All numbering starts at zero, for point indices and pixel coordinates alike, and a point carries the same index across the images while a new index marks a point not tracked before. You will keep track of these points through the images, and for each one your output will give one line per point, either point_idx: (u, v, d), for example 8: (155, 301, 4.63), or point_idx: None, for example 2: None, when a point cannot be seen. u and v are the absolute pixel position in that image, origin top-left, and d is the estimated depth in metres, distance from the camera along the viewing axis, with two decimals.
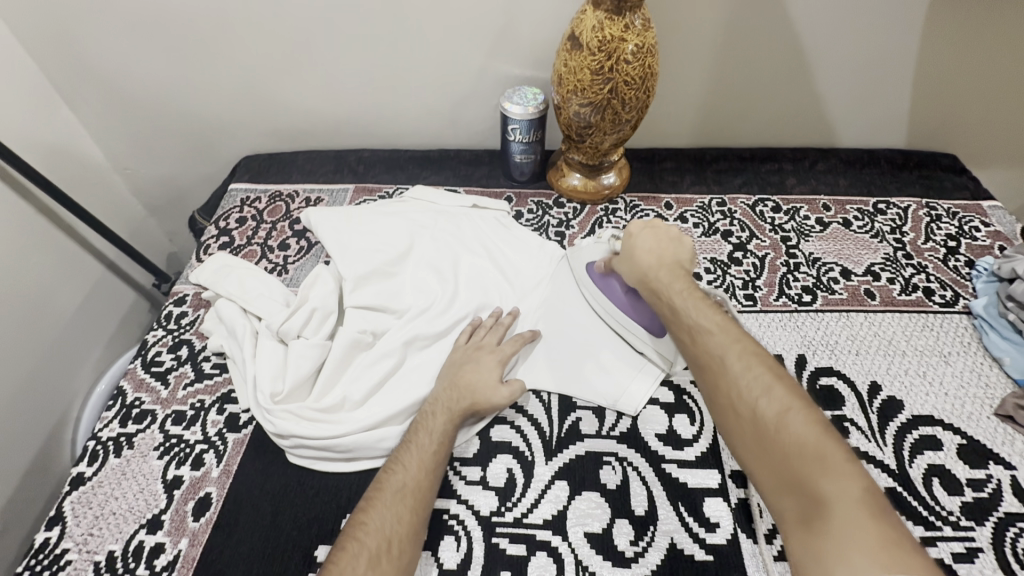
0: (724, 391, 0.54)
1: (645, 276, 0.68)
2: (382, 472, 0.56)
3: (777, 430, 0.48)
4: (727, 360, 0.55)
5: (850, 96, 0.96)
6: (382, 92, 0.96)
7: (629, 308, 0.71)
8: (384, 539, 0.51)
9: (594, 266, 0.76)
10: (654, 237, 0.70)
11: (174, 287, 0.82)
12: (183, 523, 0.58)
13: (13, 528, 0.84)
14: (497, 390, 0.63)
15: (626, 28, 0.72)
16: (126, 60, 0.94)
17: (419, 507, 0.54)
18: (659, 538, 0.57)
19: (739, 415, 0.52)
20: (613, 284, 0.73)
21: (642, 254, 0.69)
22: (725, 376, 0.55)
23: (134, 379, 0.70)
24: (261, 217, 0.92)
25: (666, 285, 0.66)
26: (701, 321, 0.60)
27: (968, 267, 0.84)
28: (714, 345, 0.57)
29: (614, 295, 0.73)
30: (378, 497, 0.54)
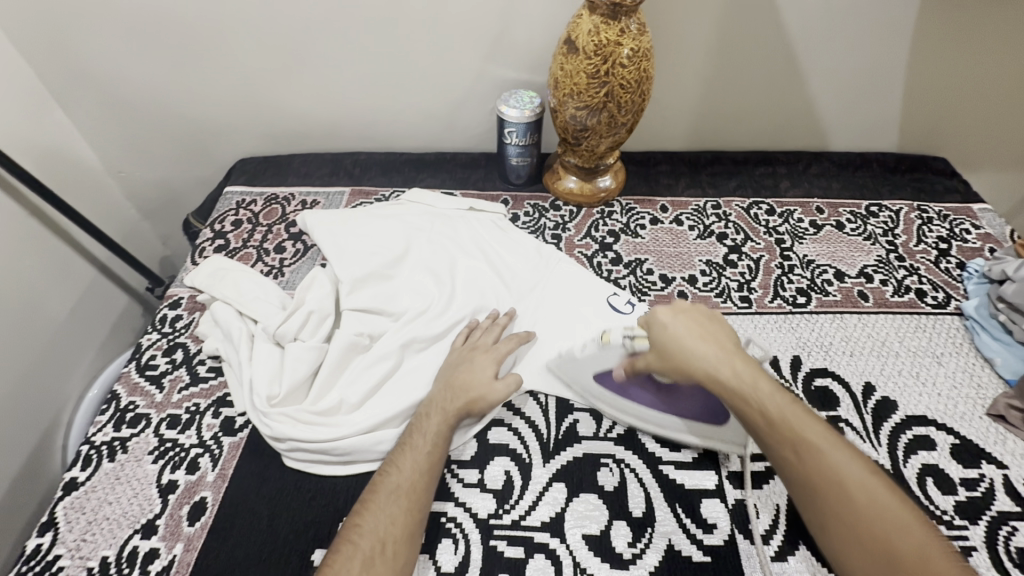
0: (852, 518, 0.46)
1: (708, 371, 0.57)
2: (379, 473, 0.56)
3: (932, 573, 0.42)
4: (847, 477, 0.48)
5: (842, 100, 0.98)
6: (378, 95, 0.97)
7: (669, 409, 0.65)
8: (380, 539, 0.51)
9: (611, 375, 0.67)
10: (695, 325, 0.61)
11: (169, 290, 0.81)
12: (178, 528, 0.57)
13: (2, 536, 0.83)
14: (494, 389, 0.63)
15: (622, 32, 0.72)
16: (121, 64, 0.93)
17: (415, 507, 0.54)
18: (656, 540, 0.57)
19: (867, 542, 0.45)
20: (640, 390, 0.66)
21: (695, 344, 0.59)
22: (849, 497, 0.47)
23: (128, 382, 0.69)
24: (257, 220, 0.92)
25: (737, 375, 0.55)
26: (802, 427, 0.51)
27: (959, 269, 0.85)
28: (824, 458, 0.49)
29: (647, 402, 0.65)
30: (374, 499, 0.54)
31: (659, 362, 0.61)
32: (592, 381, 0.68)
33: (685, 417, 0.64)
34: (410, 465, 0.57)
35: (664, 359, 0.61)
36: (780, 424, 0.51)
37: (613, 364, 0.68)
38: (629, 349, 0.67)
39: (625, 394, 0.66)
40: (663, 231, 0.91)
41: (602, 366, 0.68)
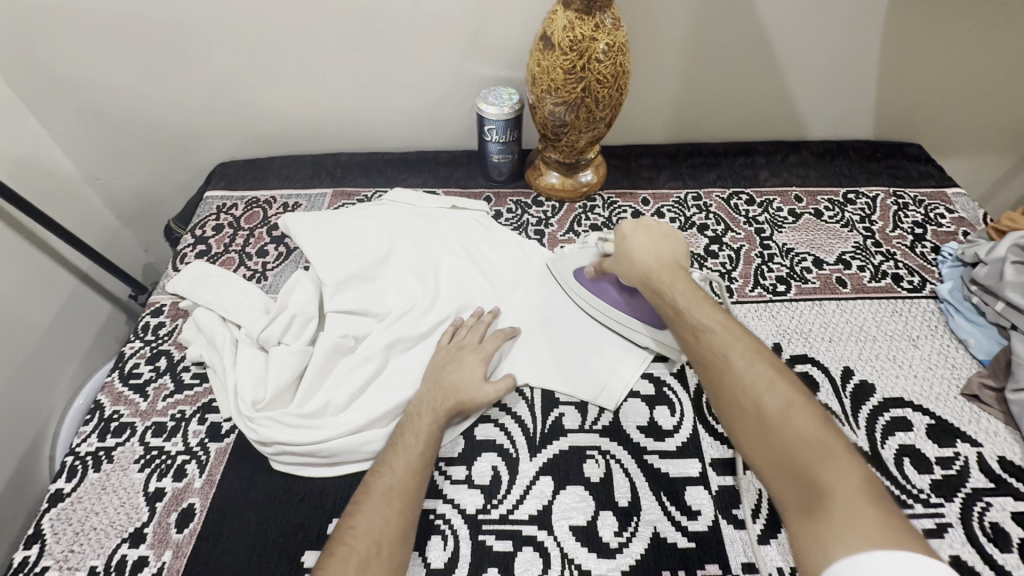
0: (730, 395, 0.51)
1: (642, 273, 0.65)
2: (370, 476, 0.56)
3: (781, 431, 0.46)
4: (732, 360, 0.52)
5: (819, 88, 0.99)
6: (356, 95, 0.96)
7: (628, 309, 0.71)
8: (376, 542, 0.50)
9: (585, 272, 0.75)
10: (647, 237, 0.68)
11: (150, 297, 0.80)
12: (166, 535, 0.57)
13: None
14: (483, 389, 0.64)
15: (597, 27, 0.73)
16: (94, 69, 0.92)
17: (407, 508, 0.54)
18: (642, 528, 0.58)
19: (744, 411, 0.49)
20: (607, 287, 0.72)
21: (640, 251, 0.67)
22: (732, 378, 0.51)
23: (111, 392, 0.69)
24: (238, 224, 0.91)
25: (664, 281, 0.63)
26: (703, 317, 0.56)
27: (934, 253, 0.87)
28: (717, 346, 0.53)
29: (612, 300, 0.72)
30: (365, 501, 0.54)
31: (614, 261, 0.70)
32: (569, 279, 0.76)
33: (642, 320, 0.70)
34: (402, 467, 0.56)
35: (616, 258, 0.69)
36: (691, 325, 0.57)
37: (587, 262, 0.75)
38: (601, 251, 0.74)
39: (593, 288, 0.74)
40: None
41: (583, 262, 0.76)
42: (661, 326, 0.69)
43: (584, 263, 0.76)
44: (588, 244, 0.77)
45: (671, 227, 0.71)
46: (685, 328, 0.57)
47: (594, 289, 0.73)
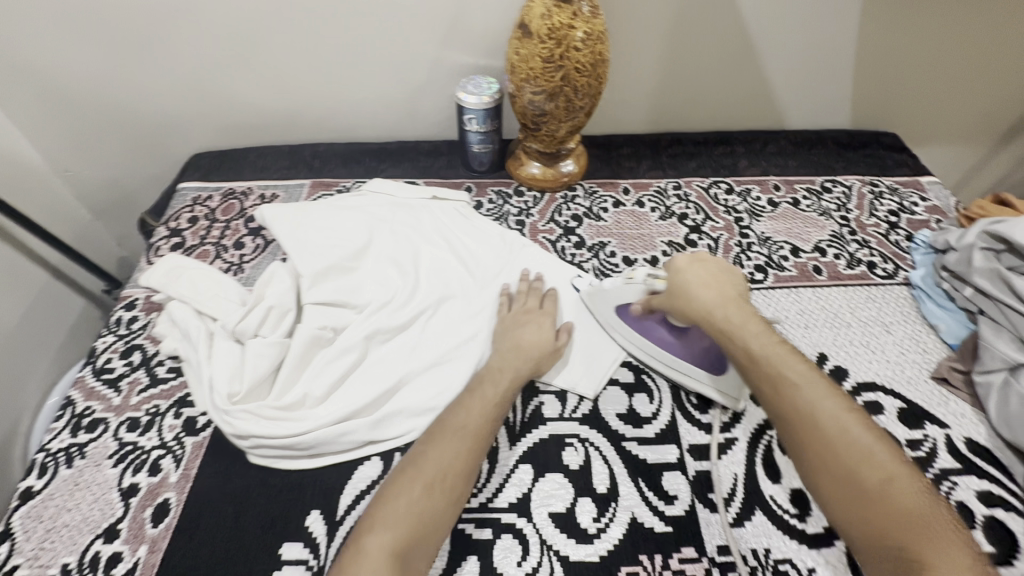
0: (822, 454, 0.50)
1: (705, 311, 0.63)
2: (449, 412, 0.60)
3: (885, 501, 0.46)
4: (825, 418, 0.51)
5: (796, 78, 0.99)
6: (333, 83, 0.95)
7: (679, 351, 0.68)
8: (443, 475, 0.54)
9: (630, 310, 0.72)
10: (705, 271, 0.66)
11: (123, 291, 0.79)
12: (142, 530, 0.56)
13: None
14: (553, 348, 0.69)
15: (574, 15, 0.72)
16: (59, 54, 0.89)
17: (478, 449, 0.58)
18: (620, 514, 0.59)
19: (836, 477, 0.49)
20: (654, 327, 0.70)
21: (699, 286, 0.64)
22: (829, 439, 0.50)
23: (83, 387, 0.67)
24: (214, 216, 0.90)
25: (734, 321, 0.61)
26: (786, 368, 0.55)
27: (907, 241, 0.89)
28: (809, 403, 0.53)
29: (662, 341, 0.69)
30: (440, 433, 0.58)
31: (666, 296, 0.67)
32: (609, 316, 0.73)
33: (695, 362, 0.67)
34: (481, 412, 0.60)
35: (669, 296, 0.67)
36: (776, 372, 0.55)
37: (631, 299, 0.73)
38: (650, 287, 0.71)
39: (635, 327, 0.71)
40: (626, 213, 0.92)
41: (624, 299, 0.74)
42: (718, 369, 0.67)
43: (626, 300, 0.74)
44: (634, 280, 0.75)
45: (727, 262, 0.69)
46: (768, 377, 0.56)
47: (639, 330, 0.71)
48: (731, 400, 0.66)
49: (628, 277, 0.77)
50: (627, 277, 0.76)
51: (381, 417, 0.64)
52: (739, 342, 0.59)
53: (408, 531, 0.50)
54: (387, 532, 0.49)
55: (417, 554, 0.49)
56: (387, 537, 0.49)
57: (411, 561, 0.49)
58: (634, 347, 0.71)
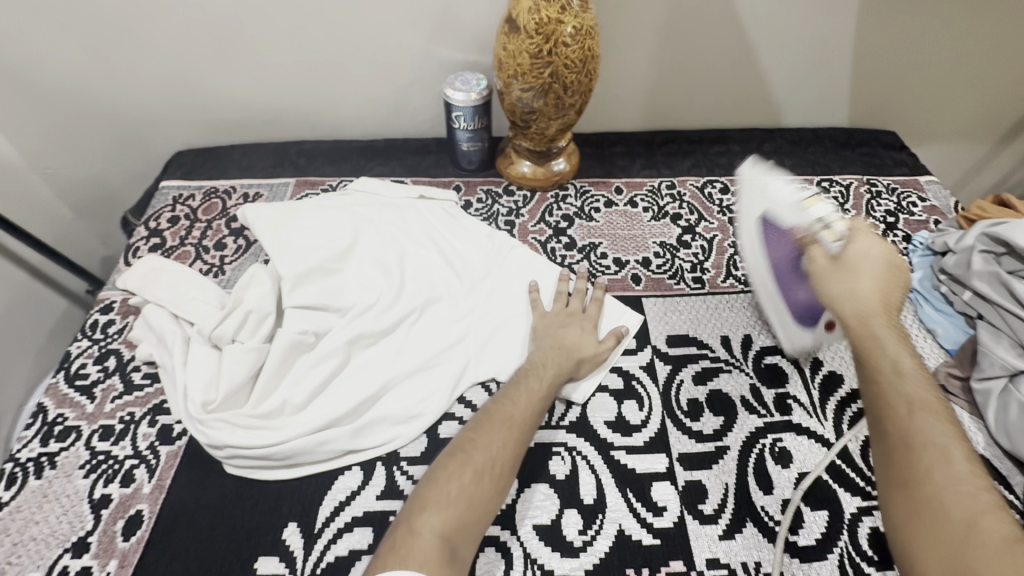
0: (909, 462, 0.50)
1: (836, 294, 0.61)
2: (496, 401, 0.60)
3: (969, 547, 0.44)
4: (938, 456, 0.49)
5: (793, 75, 0.97)
6: (318, 79, 0.92)
7: (784, 284, 0.68)
8: (492, 464, 0.54)
9: (774, 223, 0.70)
10: (868, 248, 0.64)
11: (99, 294, 0.76)
12: (112, 544, 0.55)
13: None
14: (598, 352, 0.68)
15: (563, 9, 0.70)
16: (36, 48, 0.87)
17: (523, 440, 0.57)
18: (607, 526, 0.57)
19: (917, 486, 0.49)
20: (784, 250, 0.69)
21: (849, 294, 0.60)
22: (926, 463, 0.49)
23: (56, 394, 0.65)
24: (195, 216, 0.87)
25: (881, 324, 0.58)
26: (911, 385, 0.54)
27: (905, 242, 0.87)
28: (930, 443, 0.50)
29: (780, 270, 0.69)
30: (490, 422, 0.58)
31: (828, 265, 0.63)
32: (752, 223, 0.73)
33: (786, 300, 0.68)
34: (529, 404, 0.60)
35: (836, 265, 0.63)
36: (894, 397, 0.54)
37: (791, 220, 0.69)
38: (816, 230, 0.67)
39: (765, 237, 0.71)
40: (618, 213, 0.90)
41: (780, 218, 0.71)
42: (804, 323, 0.67)
43: (778, 218, 0.70)
44: (808, 213, 0.68)
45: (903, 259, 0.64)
46: (889, 405, 0.54)
47: (767, 243, 0.71)
48: (788, 343, 0.69)
49: (801, 196, 0.70)
50: (799, 199, 0.70)
51: (363, 425, 0.62)
52: (874, 359, 0.57)
53: (457, 516, 0.50)
54: (437, 516, 0.50)
55: (464, 539, 0.50)
56: (437, 521, 0.49)
57: (457, 547, 0.49)
58: (751, 259, 0.73)
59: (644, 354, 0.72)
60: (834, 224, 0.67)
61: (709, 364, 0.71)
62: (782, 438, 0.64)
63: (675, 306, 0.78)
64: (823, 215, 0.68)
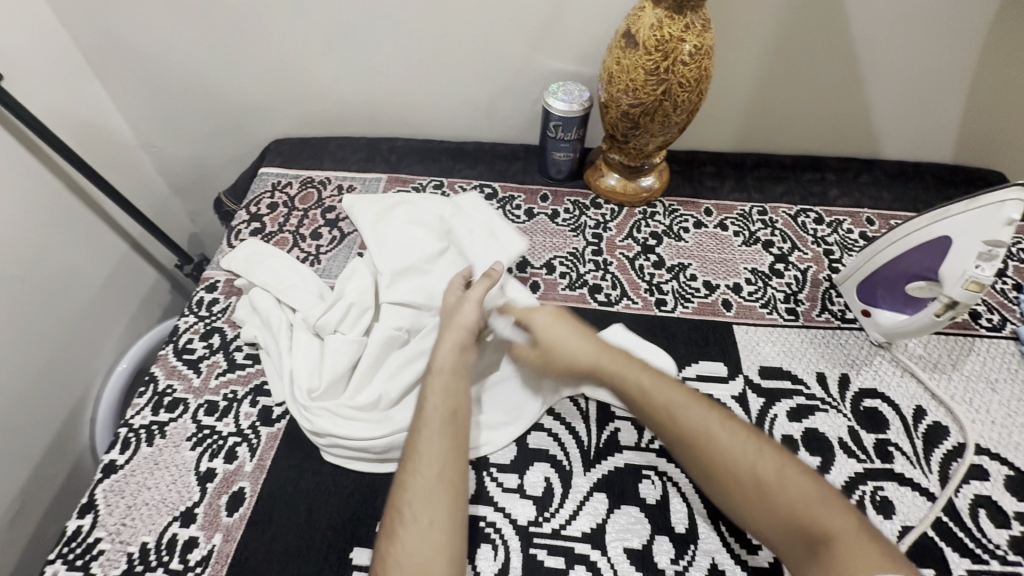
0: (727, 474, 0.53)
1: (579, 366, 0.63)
2: (412, 435, 0.56)
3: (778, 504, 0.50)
4: (731, 452, 0.54)
5: (900, 106, 0.94)
6: (417, 81, 0.94)
7: (894, 271, 0.70)
8: (421, 498, 0.52)
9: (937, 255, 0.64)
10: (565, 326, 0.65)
11: (205, 272, 0.80)
12: (217, 518, 0.57)
13: (24, 519, 0.82)
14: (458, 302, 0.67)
15: (686, 28, 0.69)
16: (159, 36, 0.91)
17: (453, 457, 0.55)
18: (700, 558, 0.56)
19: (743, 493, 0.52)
20: (917, 264, 0.66)
21: (566, 338, 0.64)
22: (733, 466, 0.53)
23: (165, 365, 0.69)
24: (293, 204, 0.90)
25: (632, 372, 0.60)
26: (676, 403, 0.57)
27: (1015, 291, 0.82)
28: (721, 445, 0.54)
29: (902, 263, 0.68)
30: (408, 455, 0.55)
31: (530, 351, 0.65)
32: (929, 233, 0.64)
33: (876, 273, 0.72)
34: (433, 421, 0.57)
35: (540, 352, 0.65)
36: (678, 417, 0.56)
37: (950, 268, 0.62)
38: (948, 302, 0.63)
39: (927, 246, 0.64)
40: (708, 235, 0.88)
41: (949, 258, 0.62)
42: (865, 292, 0.75)
43: (949, 256, 0.62)
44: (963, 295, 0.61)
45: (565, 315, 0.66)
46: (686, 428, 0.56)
47: (920, 255, 0.66)
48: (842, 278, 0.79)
49: (981, 270, 0.60)
50: (973, 274, 0.60)
51: None
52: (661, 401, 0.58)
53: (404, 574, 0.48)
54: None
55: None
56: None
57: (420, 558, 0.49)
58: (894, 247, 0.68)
59: (736, 384, 0.70)
60: (960, 307, 0.62)
61: (805, 401, 0.69)
62: (883, 487, 0.62)
63: (769, 336, 0.76)
64: (964, 298, 0.61)
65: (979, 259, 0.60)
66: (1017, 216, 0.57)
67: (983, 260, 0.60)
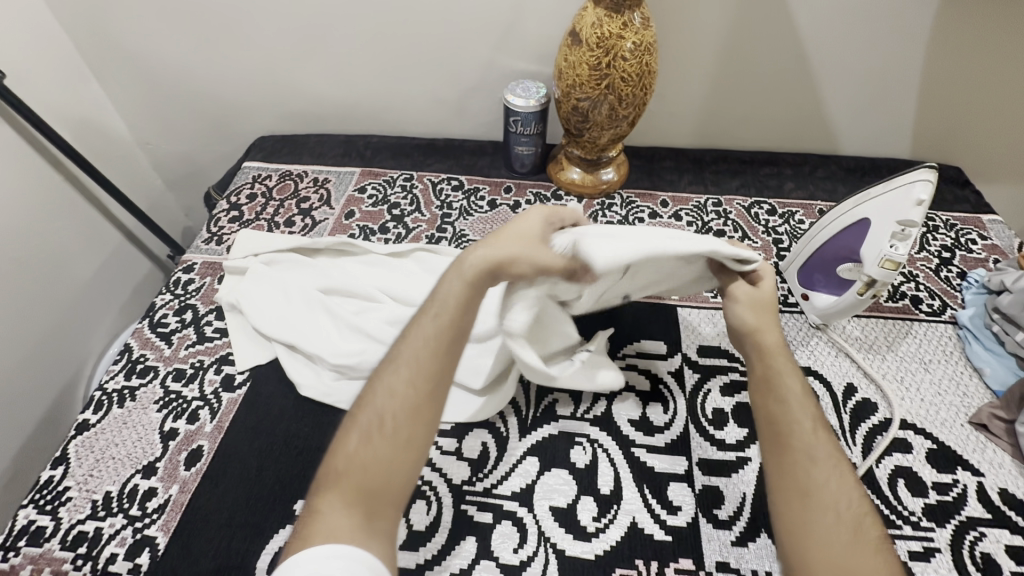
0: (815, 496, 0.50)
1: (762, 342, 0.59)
2: (426, 373, 0.55)
3: (851, 556, 0.46)
4: (838, 496, 0.50)
5: (853, 103, 0.97)
6: (389, 81, 1.00)
7: (832, 254, 0.73)
8: (399, 436, 0.52)
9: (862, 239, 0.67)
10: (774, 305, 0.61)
11: (184, 256, 0.86)
12: (175, 471, 0.62)
13: (18, 482, 0.88)
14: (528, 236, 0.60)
15: (625, 26, 0.74)
16: (151, 41, 0.98)
17: (444, 375, 0.55)
18: (621, 517, 0.59)
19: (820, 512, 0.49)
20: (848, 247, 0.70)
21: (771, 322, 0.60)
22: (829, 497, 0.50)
23: (141, 337, 0.74)
24: (271, 195, 0.96)
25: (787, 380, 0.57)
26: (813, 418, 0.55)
27: (959, 278, 0.84)
28: (829, 469, 0.51)
29: (836, 246, 0.72)
30: (396, 361, 0.56)
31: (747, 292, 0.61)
32: (853, 216, 0.67)
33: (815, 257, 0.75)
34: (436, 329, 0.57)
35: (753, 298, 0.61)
36: (812, 436, 0.53)
37: (871, 248, 0.65)
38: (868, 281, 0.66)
39: (853, 228, 0.68)
40: (662, 225, 0.92)
41: (869, 239, 0.66)
42: (804, 276, 0.78)
43: (869, 238, 0.66)
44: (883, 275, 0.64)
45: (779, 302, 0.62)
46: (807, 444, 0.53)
47: (846, 237, 0.69)
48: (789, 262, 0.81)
49: (895, 249, 0.63)
50: (887, 253, 0.63)
51: None
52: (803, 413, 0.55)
53: (364, 483, 0.50)
54: (341, 495, 0.49)
55: (381, 513, 0.49)
56: (340, 500, 0.49)
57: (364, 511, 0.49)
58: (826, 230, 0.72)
59: (674, 360, 0.73)
60: (879, 286, 0.65)
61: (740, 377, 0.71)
62: None
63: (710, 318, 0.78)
64: (881, 277, 0.64)
65: (893, 239, 0.63)
66: (926, 197, 0.60)
67: (898, 239, 0.63)
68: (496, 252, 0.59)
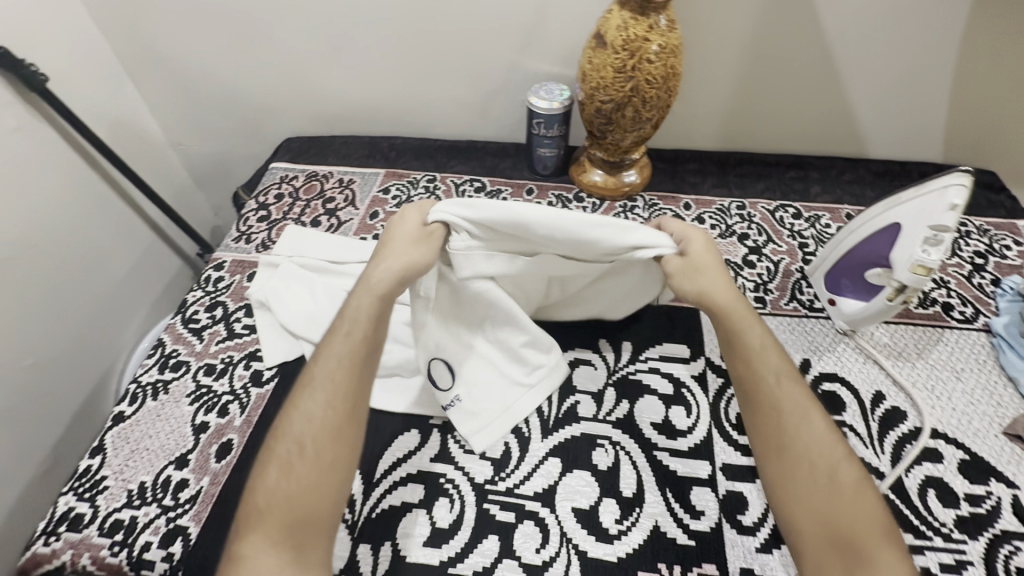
0: (793, 457, 0.55)
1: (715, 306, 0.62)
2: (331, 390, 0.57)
3: (835, 511, 0.52)
4: (810, 452, 0.55)
5: (882, 106, 0.95)
6: (413, 84, 1.01)
7: (861, 258, 0.72)
8: (317, 460, 0.54)
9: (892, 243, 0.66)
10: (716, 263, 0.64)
11: (214, 254, 0.88)
12: (206, 463, 0.63)
13: (54, 472, 0.91)
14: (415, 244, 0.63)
15: (650, 28, 0.74)
16: (184, 45, 1.01)
17: (356, 387, 0.58)
18: (643, 520, 0.59)
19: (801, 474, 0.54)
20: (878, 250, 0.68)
21: (717, 282, 0.63)
22: (804, 456, 0.55)
23: (173, 332, 0.76)
24: (298, 195, 0.98)
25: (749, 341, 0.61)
26: (780, 381, 0.59)
27: (993, 286, 0.82)
28: (802, 432, 0.56)
29: (866, 249, 0.70)
30: (311, 385, 0.58)
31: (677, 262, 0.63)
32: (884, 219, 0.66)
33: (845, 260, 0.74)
34: (347, 349, 0.60)
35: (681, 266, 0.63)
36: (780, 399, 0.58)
37: (902, 254, 0.63)
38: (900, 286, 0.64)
39: (884, 232, 0.67)
40: None
41: (900, 243, 0.64)
42: (835, 279, 0.77)
43: (900, 242, 0.64)
44: (912, 280, 0.62)
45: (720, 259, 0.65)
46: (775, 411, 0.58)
47: (877, 241, 0.68)
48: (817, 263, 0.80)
49: (928, 254, 0.61)
50: (919, 258, 0.61)
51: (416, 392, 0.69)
52: (766, 377, 0.60)
53: (287, 516, 0.52)
54: (264, 533, 0.51)
55: (312, 543, 0.51)
56: (266, 540, 0.50)
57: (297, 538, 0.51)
58: (857, 233, 0.70)
59: (697, 364, 0.72)
60: (909, 291, 0.64)
61: None
62: None
63: None
64: (912, 282, 0.63)
65: (926, 244, 0.61)
66: (960, 202, 0.59)
67: (931, 244, 0.61)
68: (399, 266, 0.62)
